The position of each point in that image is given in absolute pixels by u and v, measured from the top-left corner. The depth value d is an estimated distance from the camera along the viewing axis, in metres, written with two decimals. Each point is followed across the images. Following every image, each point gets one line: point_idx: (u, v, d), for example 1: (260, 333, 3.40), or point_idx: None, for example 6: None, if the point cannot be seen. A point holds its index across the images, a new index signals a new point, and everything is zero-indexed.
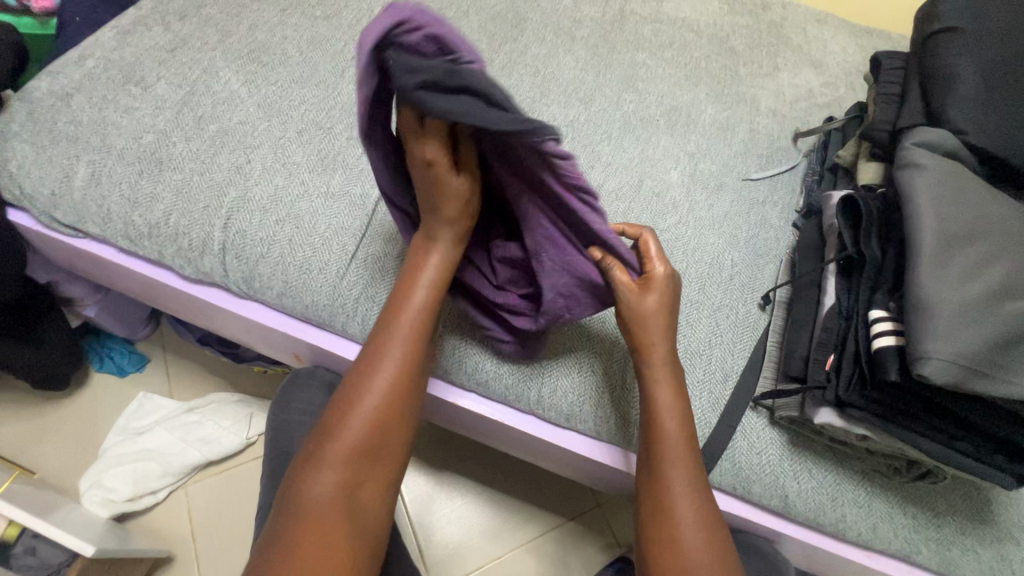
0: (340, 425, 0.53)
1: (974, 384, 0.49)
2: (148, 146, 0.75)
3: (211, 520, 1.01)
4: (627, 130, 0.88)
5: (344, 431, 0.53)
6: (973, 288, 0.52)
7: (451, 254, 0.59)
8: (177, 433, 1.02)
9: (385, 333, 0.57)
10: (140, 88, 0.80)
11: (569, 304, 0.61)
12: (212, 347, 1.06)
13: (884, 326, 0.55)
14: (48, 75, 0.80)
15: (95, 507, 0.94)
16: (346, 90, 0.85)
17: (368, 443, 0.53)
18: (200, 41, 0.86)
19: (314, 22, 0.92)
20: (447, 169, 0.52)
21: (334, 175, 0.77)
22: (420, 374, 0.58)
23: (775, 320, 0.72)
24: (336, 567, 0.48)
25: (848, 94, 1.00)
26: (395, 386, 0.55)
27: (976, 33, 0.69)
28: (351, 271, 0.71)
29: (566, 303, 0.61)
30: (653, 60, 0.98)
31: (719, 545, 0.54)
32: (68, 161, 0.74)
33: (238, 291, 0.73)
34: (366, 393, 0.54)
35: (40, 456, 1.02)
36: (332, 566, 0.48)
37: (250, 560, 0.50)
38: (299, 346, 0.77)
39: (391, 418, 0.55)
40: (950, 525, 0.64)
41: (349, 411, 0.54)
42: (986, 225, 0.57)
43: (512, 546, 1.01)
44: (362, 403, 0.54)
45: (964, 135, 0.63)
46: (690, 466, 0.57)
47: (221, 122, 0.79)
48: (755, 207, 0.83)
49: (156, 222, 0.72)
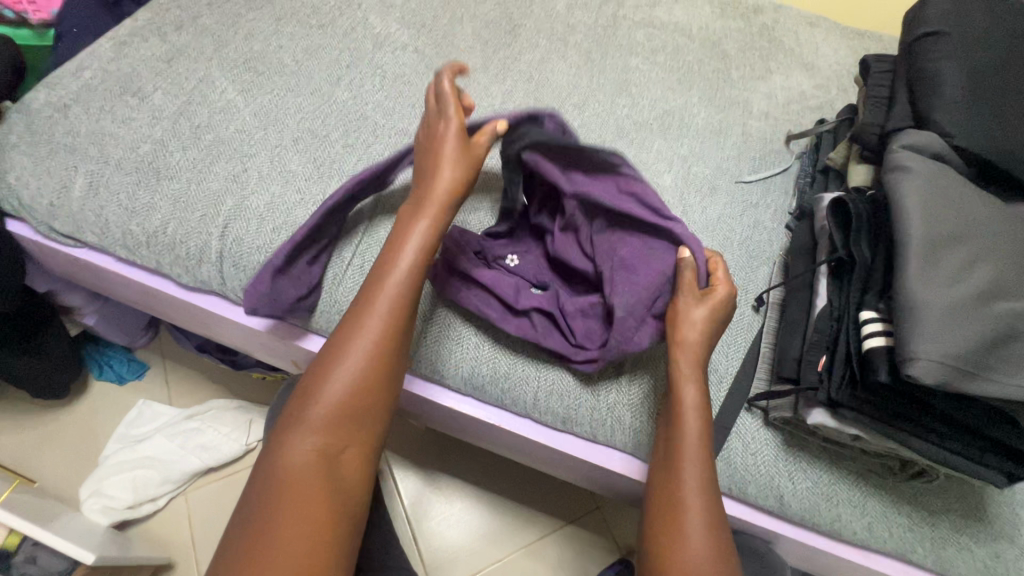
0: (319, 391, 0.54)
1: (963, 384, 0.50)
2: (145, 156, 0.76)
3: (212, 527, 1.01)
4: (620, 134, 0.89)
5: (325, 395, 0.54)
6: (960, 289, 0.53)
7: (438, 223, 0.60)
8: (177, 440, 1.03)
9: (365, 303, 0.57)
10: (137, 99, 0.81)
11: (637, 325, 0.63)
12: (211, 355, 1.06)
13: (874, 327, 0.56)
14: (46, 86, 0.81)
15: (96, 514, 0.94)
16: (342, 98, 0.86)
17: (346, 407, 0.54)
18: (196, 51, 0.87)
19: (309, 31, 0.93)
20: (456, 138, 0.61)
21: (330, 183, 0.77)
22: (403, 347, 0.58)
23: (768, 321, 0.73)
24: (315, 530, 0.48)
25: (840, 96, 1.00)
26: (376, 352, 0.55)
27: (960, 37, 0.70)
28: (348, 278, 0.72)
29: (635, 323, 0.63)
30: (646, 64, 0.99)
31: (723, 551, 0.54)
32: (66, 171, 0.74)
33: (236, 299, 0.74)
34: (347, 360, 0.55)
35: (40, 465, 1.02)
36: (312, 529, 0.48)
37: (230, 523, 0.49)
38: (297, 352, 0.77)
39: (371, 382, 0.55)
40: (945, 523, 0.65)
41: (329, 376, 0.54)
42: (973, 227, 0.57)
43: (512, 549, 1.01)
44: (342, 368, 0.54)
45: (951, 137, 0.64)
46: (702, 466, 0.57)
47: (218, 131, 0.80)
48: (749, 209, 0.84)
49: (153, 231, 0.73)
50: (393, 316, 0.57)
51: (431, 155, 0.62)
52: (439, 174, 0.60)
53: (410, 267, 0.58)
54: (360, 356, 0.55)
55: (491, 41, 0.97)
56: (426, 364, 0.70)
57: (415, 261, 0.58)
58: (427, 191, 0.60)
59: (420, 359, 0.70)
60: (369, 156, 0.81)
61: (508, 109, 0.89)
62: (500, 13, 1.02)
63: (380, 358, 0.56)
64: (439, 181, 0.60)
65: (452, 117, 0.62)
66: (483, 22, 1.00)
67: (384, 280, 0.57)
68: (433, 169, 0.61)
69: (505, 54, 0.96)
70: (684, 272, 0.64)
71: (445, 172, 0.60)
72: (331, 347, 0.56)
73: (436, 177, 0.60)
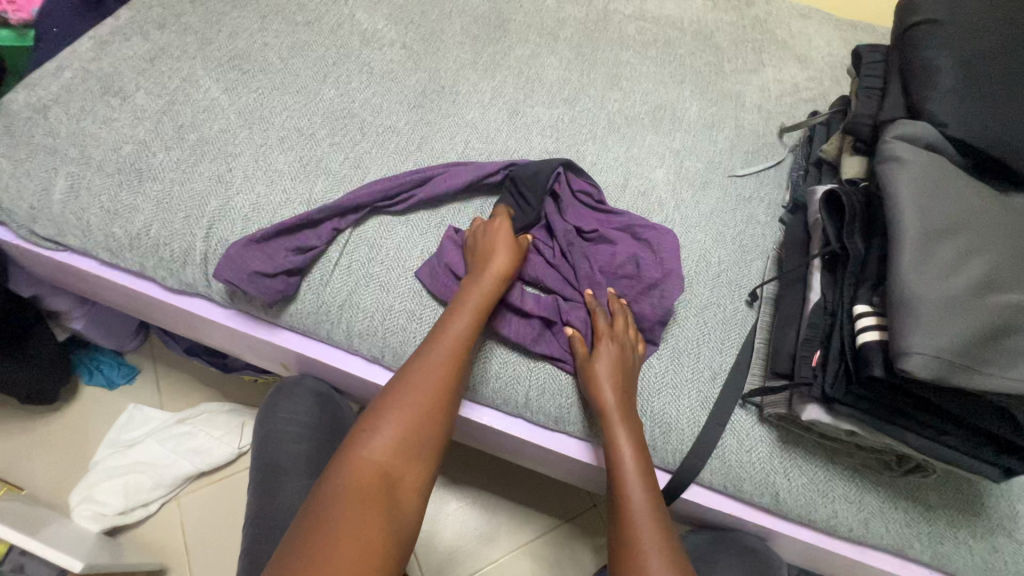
0: (379, 424, 0.54)
1: (958, 378, 0.49)
2: (127, 157, 0.75)
3: (204, 531, 1.00)
4: (611, 129, 0.88)
5: (393, 420, 0.54)
6: (955, 281, 0.52)
7: (497, 290, 0.64)
8: (168, 444, 1.02)
9: (433, 343, 0.60)
10: (119, 99, 0.79)
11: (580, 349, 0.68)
12: (200, 357, 1.05)
13: (868, 321, 0.55)
14: (26, 87, 0.79)
15: (86, 521, 0.93)
16: (328, 96, 0.84)
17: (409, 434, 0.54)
18: (180, 50, 0.86)
19: (295, 28, 0.91)
20: (510, 230, 0.69)
21: (316, 182, 0.76)
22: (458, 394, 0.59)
23: (762, 316, 0.72)
24: (371, 550, 0.45)
25: (833, 87, 0.99)
26: (441, 387, 0.57)
27: (954, 25, 0.69)
28: (335, 279, 0.71)
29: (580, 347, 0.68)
30: (638, 58, 0.98)
31: None
32: (46, 174, 0.73)
33: (222, 301, 0.73)
34: (405, 399, 0.56)
35: (29, 472, 1.01)
36: (367, 549, 0.45)
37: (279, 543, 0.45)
38: (286, 354, 0.77)
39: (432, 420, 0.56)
40: (942, 518, 0.64)
41: (396, 403, 0.55)
42: (967, 217, 0.57)
43: (509, 549, 1.01)
44: (410, 397, 0.56)
45: (943, 127, 0.62)
46: (653, 516, 0.56)
47: (202, 131, 0.78)
48: (742, 204, 0.83)
49: (136, 233, 0.71)
50: (452, 363, 0.59)
51: (489, 238, 0.68)
52: (496, 251, 0.67)
53: (472, 319, 0.62)
54: (419, 398, 0.56)
55: (480, 36, 0.96)
56: None
57: (476, 313, 0.62)
58: (484, 265, 0.66)
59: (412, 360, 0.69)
60: (356, 154, 0.80)
61: (497, 105, 0.88)
62: (489, 9, 1.00)
63: (437, 403, 0.57)
64: (496, 257, 0.66)
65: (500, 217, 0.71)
66: (472, 17, 0.98)
67: (446, 329, 0.61)
68: (492, 247, 0.67)
69: (494, 49, 0.95)
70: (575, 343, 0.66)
71: (500, 251, 0.67)
72: (388, 388, 0.57)
73: (492, 254, 0.67)
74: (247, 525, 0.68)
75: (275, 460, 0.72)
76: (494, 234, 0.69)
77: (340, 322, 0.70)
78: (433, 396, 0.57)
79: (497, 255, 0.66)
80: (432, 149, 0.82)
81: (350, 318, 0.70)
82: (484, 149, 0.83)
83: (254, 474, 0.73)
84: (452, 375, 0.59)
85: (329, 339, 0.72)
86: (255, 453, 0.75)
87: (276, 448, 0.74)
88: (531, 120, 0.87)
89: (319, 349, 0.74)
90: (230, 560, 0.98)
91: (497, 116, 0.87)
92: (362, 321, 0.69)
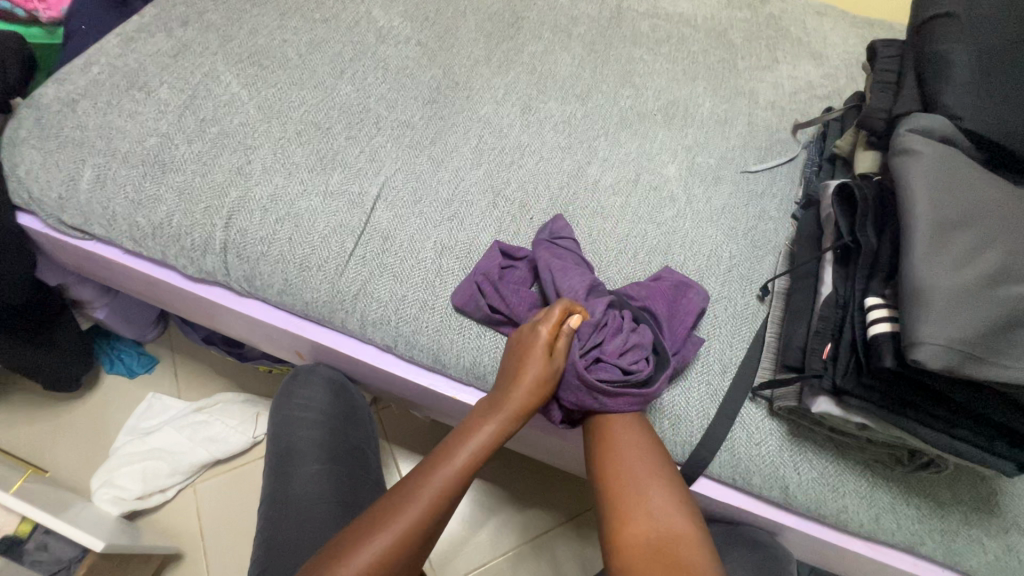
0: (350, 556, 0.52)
1: (970, 369, 0.49)
2: (151, 149, 0.77)
3: (220, 517, 1.02)
4: (623, 125, 0.88)
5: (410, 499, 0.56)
6: (968, 272, 0.52)
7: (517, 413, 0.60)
8: (186, 433, 1.04)
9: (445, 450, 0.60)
10: (144, 93, 0.82)
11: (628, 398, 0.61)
12: (218, 346, 1.08)
13: (879, 313, 0.55)
14: (55, 81, 0.82)
15: (106, 504, 0.95)
16: (345, 91, 0.86)
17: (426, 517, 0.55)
18: (201, 47, 0.88)
19: (313, 25, 0.93)
20: (540, 364, 0.60)
21: (333, 174, 0.78)
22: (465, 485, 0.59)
23: (773, 310, 0.72)
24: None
25: (849, 85, 0.99)
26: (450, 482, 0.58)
27: (970, 18, 0.69)
28: (350, 268, 0.72)
29: (627, 399, 0.61)
30: (651, 55, 0.98)
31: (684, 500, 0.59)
32: (75, 165, 0.76)
33: (240, 290, 0.75)
34: (410, 503, 0.56)
35: (52, 456, 1.04)
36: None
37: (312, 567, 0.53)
38: (302, 343, 0.78)
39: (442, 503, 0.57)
40: (956, 515, 0.64)
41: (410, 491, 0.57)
42: (981, 210, 0.56)
43: (517, 542, 1.01)
44: (422, 488, 0.57)
45: (959, 120, 0.62)
46: (663, 477, 0.59)
47: (222, 124, 0.80)
48: (754, 199, 0.83)
49: (159, 222, 0.74)
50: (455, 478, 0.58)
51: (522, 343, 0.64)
52: (523, 377, 0.60)
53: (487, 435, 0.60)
54: (372, 556, 0.52)
55: (494, 33, 0.97)
56: (428, 354, 0.70)
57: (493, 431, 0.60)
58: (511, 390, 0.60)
59: (422, 349, 0.70)
60: (371, 147, 0.81)
61: (510, 101, 0.89)
62: (503, 6, 1.01)
63: (443, 499, 0.57)
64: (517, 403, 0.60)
65: (544, 339, 0.61)
66: (485, 15, 1.00)
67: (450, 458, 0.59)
68: (521, 367, 0.61)
69: (508, 46, 0.96)
70: (559, 342, 0.62)
71: (526, 389, 0.60)
72: (377, 508, 0.56)
73: (514, 394, 0.60)
74: (263, 506, 0.70)
75: (290, 444, 0.74)
76: (526, 365, 0.61)
77: (354, 311, 0.71)
78: (414, 528, 0.54)
79: (523, 383, 0.60)
80: (446, 144, 0.83)
81: (364, 307, 0.71)
82: (498, 144, 0.84)
83: (269, 458, 0.74)
84: (439, 505, 0.57)
85: (343, 327, 0.73)
86: (270, 437, 0.76)
87: (291, 433, 0.75)
88: (543, 116, 0.88)
89: (332, 337, 0.75)
90: (242, 546, 1.00)
91: (510, 112, 0.88)
92: (376, 309, 0.70)
